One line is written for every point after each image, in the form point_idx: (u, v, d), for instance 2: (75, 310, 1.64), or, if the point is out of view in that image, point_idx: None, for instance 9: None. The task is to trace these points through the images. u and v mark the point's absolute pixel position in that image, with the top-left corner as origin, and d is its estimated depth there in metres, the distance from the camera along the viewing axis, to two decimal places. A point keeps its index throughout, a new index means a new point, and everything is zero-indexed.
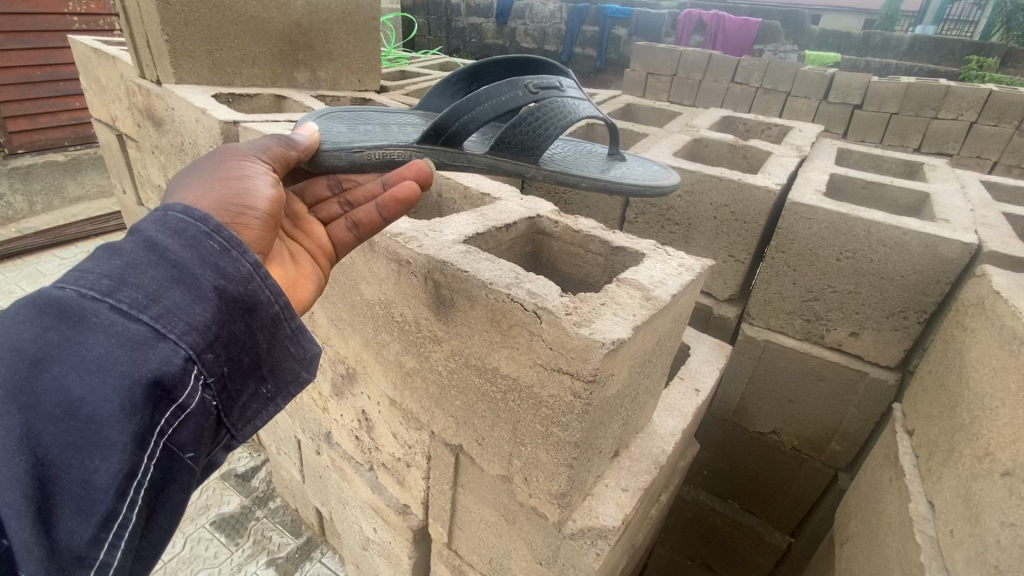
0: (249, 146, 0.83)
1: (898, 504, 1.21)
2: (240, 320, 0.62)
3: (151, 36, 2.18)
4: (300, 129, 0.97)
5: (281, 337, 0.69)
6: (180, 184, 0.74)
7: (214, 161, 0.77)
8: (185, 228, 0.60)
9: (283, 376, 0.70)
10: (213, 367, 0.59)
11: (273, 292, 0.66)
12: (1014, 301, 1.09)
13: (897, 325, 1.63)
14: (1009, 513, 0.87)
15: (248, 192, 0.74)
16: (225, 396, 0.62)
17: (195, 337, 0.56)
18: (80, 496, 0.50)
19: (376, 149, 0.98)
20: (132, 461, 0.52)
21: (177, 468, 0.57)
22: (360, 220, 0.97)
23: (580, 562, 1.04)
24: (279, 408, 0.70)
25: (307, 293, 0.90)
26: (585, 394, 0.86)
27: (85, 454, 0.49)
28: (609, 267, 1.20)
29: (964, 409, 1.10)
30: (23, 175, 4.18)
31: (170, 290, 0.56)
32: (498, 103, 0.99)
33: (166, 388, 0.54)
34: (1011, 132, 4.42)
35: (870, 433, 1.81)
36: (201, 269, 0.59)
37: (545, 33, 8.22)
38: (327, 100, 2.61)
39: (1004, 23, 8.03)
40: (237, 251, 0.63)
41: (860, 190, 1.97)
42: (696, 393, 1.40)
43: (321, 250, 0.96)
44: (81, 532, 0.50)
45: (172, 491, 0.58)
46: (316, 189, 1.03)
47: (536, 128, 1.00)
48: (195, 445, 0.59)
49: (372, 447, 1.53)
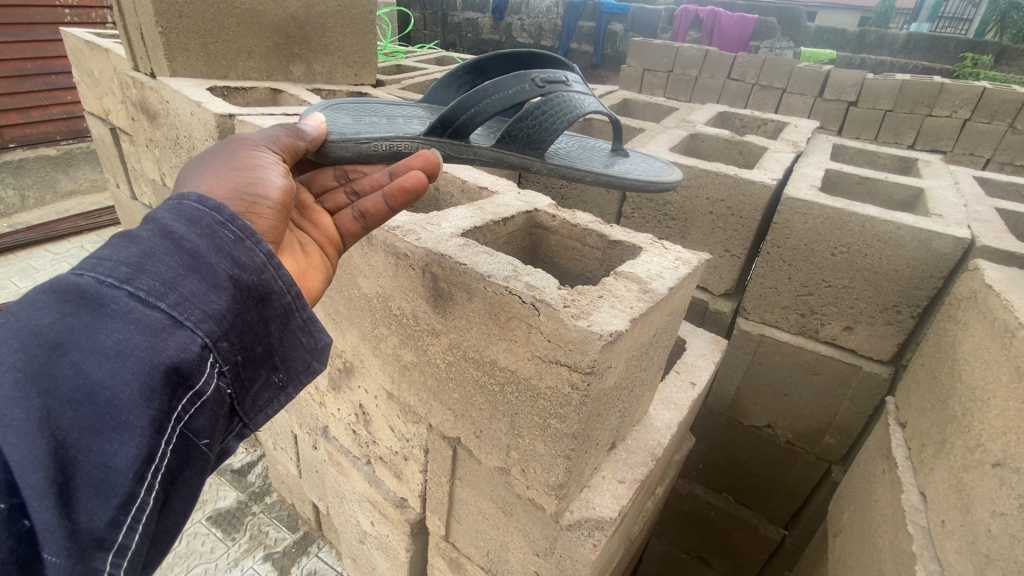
0: (258, 136, 0.83)
1: (890, 495, 1.22)
2: (255, 309, 0.63)
3: (145, 29, 2.16)
4: (307, 120, 0.97)
5: (293, 327, 0.69)
6: (192, 175, 0.74)
7: (225, 151, 0.77)
8: (200, 218, 0.60)
9: (295, 365, 0.70)
10: (228, 356, 0.59)
11: (286, 282, 0.66)
12: (1008, 294, 1.10)
13: (890, 319, 1.64)
14: (1000, 503, 0.88)
15: (260, 181, 0.74)
16: (238, 385, 0.62)
17: (211, 325, 0.57)
18: (100, 480, 0.49)
19: (382, 141, 0.97)
20: (151, 445, 0.52)
21: (192, 455, 0.58)
22: (366, 210, 0.97)
23: (577, 553, 1.04)
24: (290, 397, 0.70)
25: (317, 283, 0.90)
26: (583, 386, 0.87)
27: (104, 437, 0.49)
28: (606, 260, 1.21)
29: (956, 402, 1.11)
30: (16, 169, 4.14)
31: (186, 278, 0.56)
32: (506, 96, 0.98)
33: (184, 374, 0.55)
34: (1004, 130, 4.40)
35: (863, 427, 1.82)
36: (216, 259, 0.59)
37: (541, 29, 8.16)
38: (324, 94, 2.60)
39: (998, 22, 8.06)
40: (251, 241, 0.63)
41: (855, 186, 1.98)
42: (692, 386, 1.41)
43: (329, 240, 0.96)
44: (101, 514, 0.50)
45: (187, 477, 0.58)
46: (322, 179, 1.03)
47: (542, 122, 1.01)
48: (210, 431, 0.59)
49: (370, 441, 1.53)
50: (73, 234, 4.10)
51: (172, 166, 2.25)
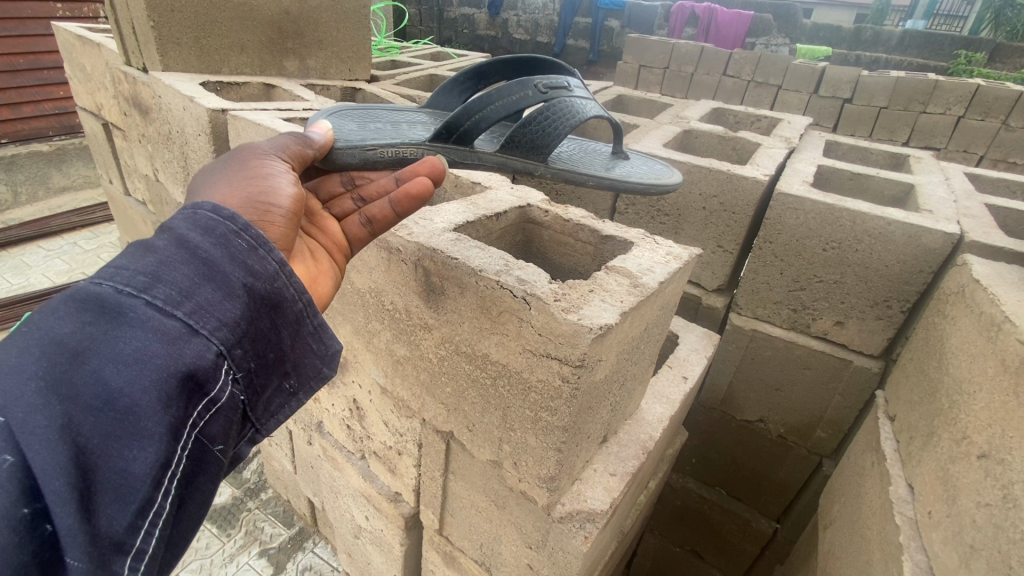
0: (268, 145, 0.83)
1: (878, 488, 1.24)
2: (267, 317, 0.63)
3: (136, 23, 2.15)
4: (314, 126, 0.98)
5: (304, 334, 0.70)
6: (204, 184, 0.74)
7: (236, 160, 0.78)
8: (214, 227, 0.61)
9: (306, 371, 0.71)
10: (242, 363, 0.60)
11: (297, 289, 0.67)
12: (995, 288, 1.11)
13: (880, 314, 1.66)
14: (984, 494, 0.89)
15: (271, 190, 0.74)
16: (251, 391, 0.63)
17: (226, 333, 0.57)
18: (119, 485, 0.50)
19: (389, 147, 0.98)
20: (168, 452, 0.53)
21: (206, 460, 0.58)
22: (373, 215, 0.96)
23: (569, 545, 1.05)
24: (301, 402, 0.71)
25: (326, 289, 0.91)
26: (573, 379, 0.87)
27: (123, 443, 0.50)
28: (598, 255, 1.21)
29: (943, 394, 1.13)
30: (7, 165, 4.11)
31: (201, 287, 0.57)
32: (510, 102, 1.00)
33: (200, 381, 0.55)
34: (997, 127, 4.44)
35: (853, 421, 1.84)
36: (231, 267, 0.60)
37: (538, 25, 8.09)
38: (317, 89, 2.60)
39: (992, 20, 8.12)
40: (264, 249, 0.64)
41: (847, 181, 2.00)
42: (684, 380, 1.42)
43: (337, 246, 0.96)
44: (120, 519, 0.50)
45: (202, 482, 0.58)
46: (329, 186, 1.04)
47: (546, 127, 1.02)
48: (224, 437, 0.60)
49: (364, 436, 1.54)
50: (66, 231, 4.05)
51: (165, 161, 2.25)
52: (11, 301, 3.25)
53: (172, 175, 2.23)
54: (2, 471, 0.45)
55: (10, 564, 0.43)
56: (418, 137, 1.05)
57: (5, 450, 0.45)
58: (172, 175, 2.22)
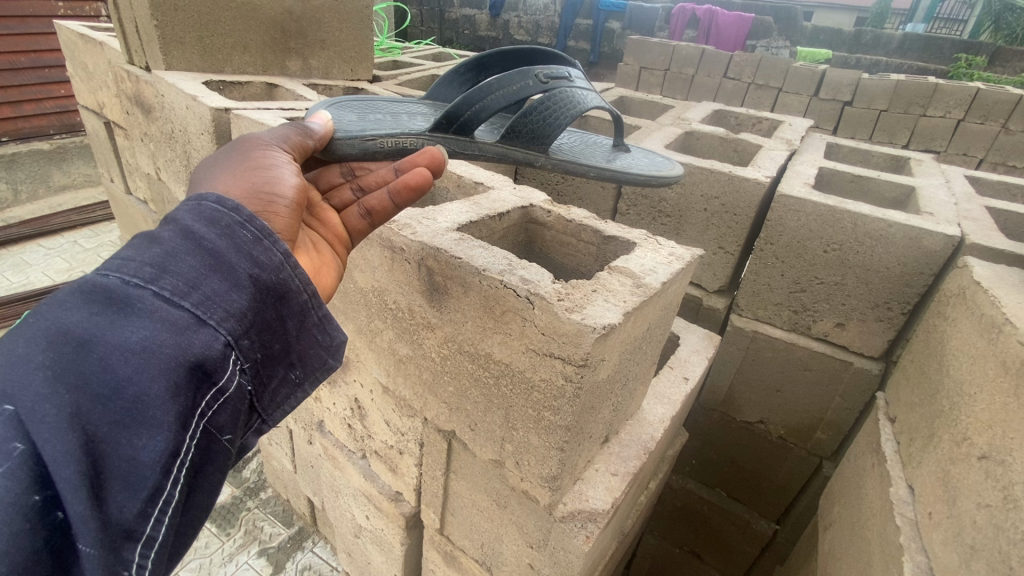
0: (269, 135, 0.83)
1: (878, 488, 1.24)
2: (273, 308, 0.64)
3: (139, 22, 2.15)
4: (313, 118, 0.98)
5: (309, 326, 0.70)
6: (207, 175, 0.74)
7: (238, 151, 0.78)
8: (219, 218, 0.61)
9: (311, 363, 0.71)
10: (249, 353, 0.61)
11: (301, 280, 0.67)
12: (995, 291, 1.11)
13: (881, 316, 1.66)
14: (985, 495, 0.90)
15: (274, 180, 0.74)
16: (258, 382, 0.63)
17: (233, 323, 0.58)
18: (129, 473, 0.50)
19: (389, 139, 0.99)
20: (177, 440, 0.53)
21: (215, 450, 0.58)
22: (372, 207, 0.96)
23: (570, 545, 1.05)
24: (306, 393, 0.72)
25: (330, 280, 0.90)
26: (576, 378, 0.88)
27: (133, 432, 0.50)
28: (601, 256, 1.21)
29: (944, 396, 1.13)
30: (8, 163, 4.10)
31: (207, 278, 0.57)
32: (510, 92, 1.00)
33: (208, 371, 0.56)
34: (997, 130, 4.43)
35: (853, 421, 1.84)
36: (236, 258, 0.60)
37: (539, 25, 8.05)
38: (320, 89, 2.60)
39: (992, 24, 8.15)
40: (268, 241, 0.64)
41: (848, 184, 2.00)
42: (685, 381, 1.42)
43: (337, 238, 0.96)
44: (130, 506, 0.51)
45: (210, 472, 0.59)
46: (329, 176, 1.03)
47: (546, 117, 1.02)
48: (232, 427, 0.60)
49: (364, 435, 1.54)
50: (66, 230, 4.05)
51: (167, 160, 2.25)
52: (11, 299, 3.26)
53: (173, 173, 2.23)
54: (14, 459, 0.45)
55: (23, 551, 0.45)
56: (419, 129, 1.05)
57: (15, 438, 0.46)
58: (174, 174, 2.23)
